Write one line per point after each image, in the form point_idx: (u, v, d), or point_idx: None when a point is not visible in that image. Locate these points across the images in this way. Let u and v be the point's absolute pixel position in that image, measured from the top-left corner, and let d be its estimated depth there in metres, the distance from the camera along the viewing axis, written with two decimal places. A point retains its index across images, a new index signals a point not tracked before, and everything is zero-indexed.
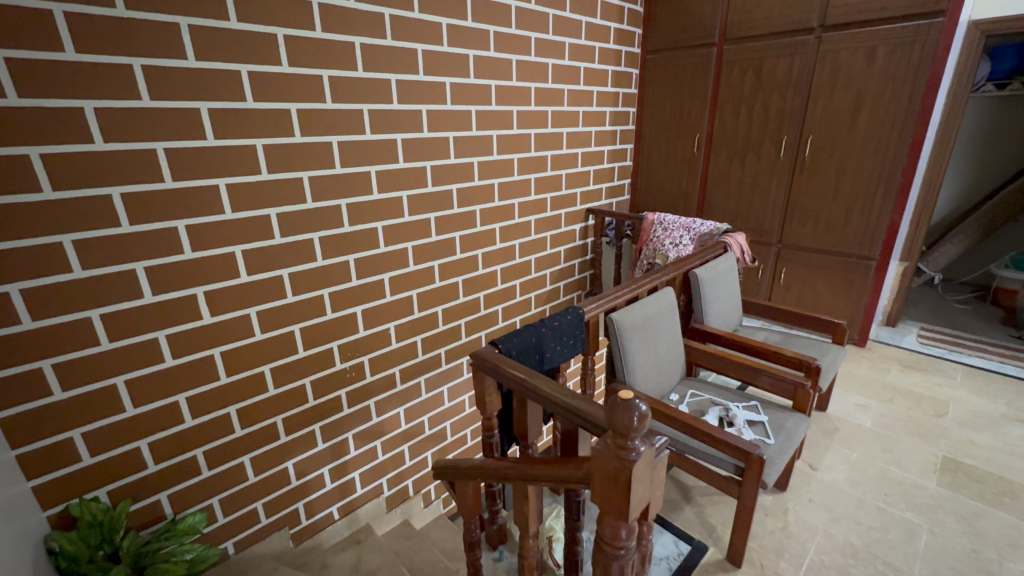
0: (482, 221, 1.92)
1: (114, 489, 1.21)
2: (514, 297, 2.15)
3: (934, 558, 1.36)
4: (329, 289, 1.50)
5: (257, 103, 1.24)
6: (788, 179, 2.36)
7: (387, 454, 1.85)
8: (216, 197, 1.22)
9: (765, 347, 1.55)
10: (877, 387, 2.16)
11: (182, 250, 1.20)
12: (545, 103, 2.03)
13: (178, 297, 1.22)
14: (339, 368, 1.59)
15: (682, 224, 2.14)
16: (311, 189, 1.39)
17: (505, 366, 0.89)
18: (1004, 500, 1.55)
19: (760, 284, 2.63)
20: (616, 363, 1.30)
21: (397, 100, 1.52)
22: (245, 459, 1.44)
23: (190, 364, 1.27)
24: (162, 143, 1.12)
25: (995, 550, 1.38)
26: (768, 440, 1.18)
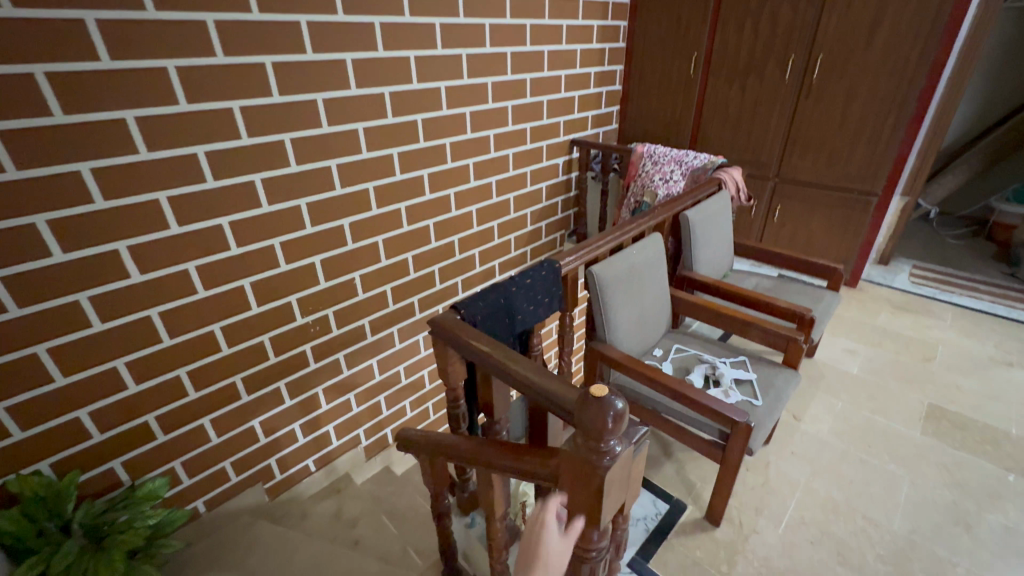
0: (453, 157, 1.71)
1: (58, 461, 1.13)
2: (492, 240, 1.99)
3: (913, 511, 1.38)
4: (281, 238, 1.34)
5: (160, 13, 1.00)
6: (792, 105, 2.15)
7: (362, 406, 1.79)
8: (125, 133, 1.02)
9: (756, 296, 1.47)
10: (866, 331, 2.13)
11: (92, 199, 1.02)
12: (524, 15, 1.75)
13: (97, 254, 1.06)
14: (301, 323, 1.48)
15: (673, 157, 1.98)
16: (245, 123, 1.18)
17: (470, 339, 0.78)
18: (986, 449, 1.57)
19: (752, 222, 2.49)
20: (596, 319, 1.20)
21: (343, 11, 1.27)
22: (205, 421, 1.36)
23: (125, 327, 1.14)
24: (40, 65, 0.90)
25: (974, 501, 1.41)
26: (756, 401, 1.12)
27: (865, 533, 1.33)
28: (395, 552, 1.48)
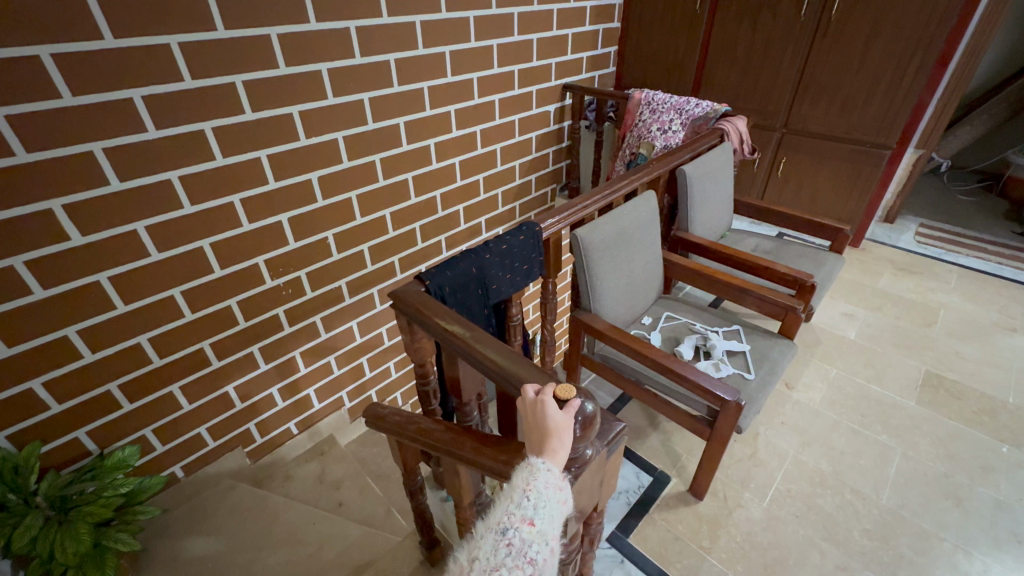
0: (433, 103, 1.56)
1: (15, 433, 1.08)
2: (477, 195, 1.87)
3: (903, 484, 1.37)
4: (242, 194, 1.23)
5: None
6: (806, 47, 1.97)
7: (344, 368, 1.74)
8: (42, 73, 0.89)
9: (756, 262, 1.38)
10: (866, 293, 2.06)
11: (12, 151, 0.90)
12: None
13: (27, 214, 0.95)
14: (272, 286, 1.39)
15: (673, 105, 1.82)
16: (186, 62, 1.04)
17: (437, 318, 0.71)
18: (983, 420, 1.54)
19: (755, 177, 2.36)
20: (581, 287, 1.13)
21: None
22: (174, 388, 1.30)
23: (72, 294, 1.05)
24: None
25: (966, 473, 1.40)
26: (749, 376, 1.07)
27: (852, 506, 1.32)
28: (381, 518, 1.48)
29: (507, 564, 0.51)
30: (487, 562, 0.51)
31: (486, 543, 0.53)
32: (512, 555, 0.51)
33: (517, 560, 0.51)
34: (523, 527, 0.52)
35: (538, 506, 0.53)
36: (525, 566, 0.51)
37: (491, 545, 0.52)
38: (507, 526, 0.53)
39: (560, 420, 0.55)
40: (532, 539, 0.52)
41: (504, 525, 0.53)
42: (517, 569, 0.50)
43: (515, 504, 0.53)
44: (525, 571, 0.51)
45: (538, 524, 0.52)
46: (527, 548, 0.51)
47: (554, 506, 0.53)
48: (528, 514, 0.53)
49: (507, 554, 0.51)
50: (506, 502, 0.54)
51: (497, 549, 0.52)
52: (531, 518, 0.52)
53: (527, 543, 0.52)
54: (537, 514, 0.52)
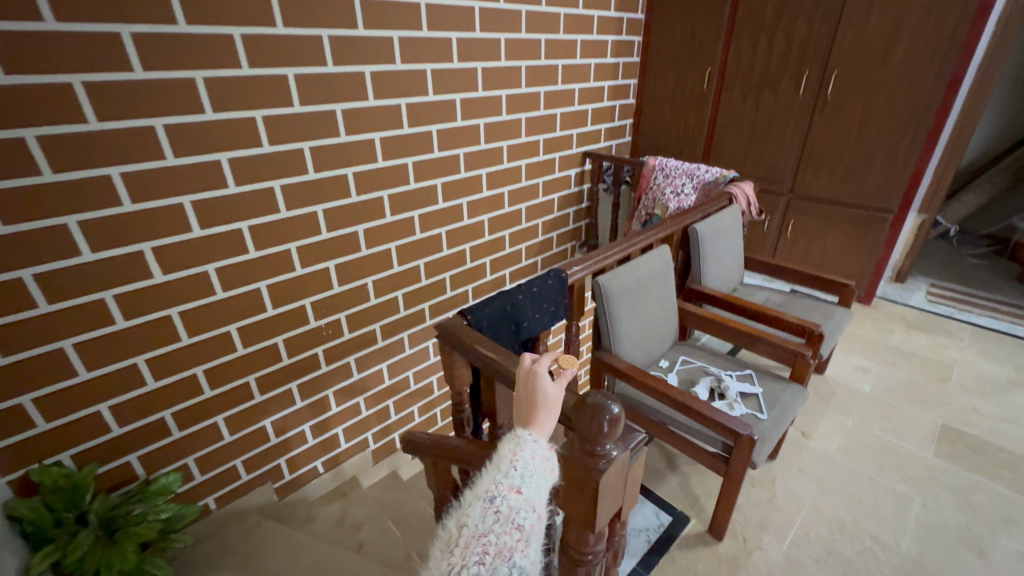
0: (467, 167, 1.76)
1: (78, 453, 1.17)
2: (504, 249, 2.03)
3: (924, 534, 1.35)
4: (297, 243, 1.39)
5: (192, 27, 1.05)
6: (806, 121, 2.14)
7: (371, 410, 1.81)
8: (154, 141, 1.07)
9: (765, 311, 1.47)
10: (880, 349, 2.09)
11: (120, 202, 1.07)
12: (539, 30, 1.79)
13: (123, 254, 1.10)
14: (314, 326, 1.51)
15: (685, 170, 1.98)
16: (266, 131, 1.23)
17: (475, 345, 0.81)
18: (1003, 474, 1.52)
19: (766, 237, 2.47)
20: (602, 331, 1.22)
21: (364, 25, 1.32)
22: (219, 419, 1.40)
23: (146, 326, 1.19)
24: (79, 76, 0.96)
25: (987, 525, 1.37)
26: (761, 415, 1.12)
27: (872, 553, 1.30)
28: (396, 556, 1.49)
29: (495, 529, 0.54)
30: (476, 527, 0.54)
31: (476, 509, 0.56)
32: (500, 520, 0.54)
33: (505, 526, 0.54)
34: (511, 495, 0.56)
35: (524, 476, 0.58)
36: (513, 531, 0.54)
37: (480, 511, 0.56)
38: (496, 494, 0.56)
39: (550, 396, 0.65)
40: (519, 505, 0.56)
41: (493, 493, 0.57)
42: (506, 533, 0.54)
43: (503, 474, 0.58)
44: (512, 535, 0.54)
45: (525, 492, 0.57)
46: (515, 514, 0.55)
47: (537, 476, 0.59)
48: (515, 482, 0.57)
49: (496, 520, 0.55)
50: (493, 473, 0.59)
51: (486, 515, 0.55)
52: (518, 486, 0.57)
53: (514, 510, 0.56)
54: (524, 482, 0.58)
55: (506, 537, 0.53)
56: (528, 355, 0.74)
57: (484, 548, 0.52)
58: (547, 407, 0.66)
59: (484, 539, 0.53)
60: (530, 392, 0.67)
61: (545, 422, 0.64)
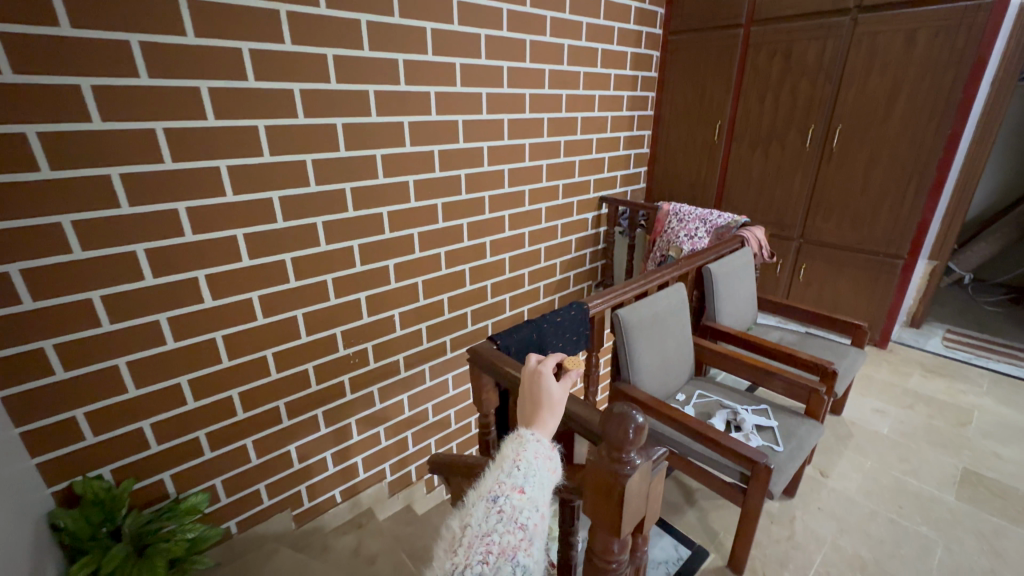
0: (491, 209, 1.89)
1: (118, 468, 1.23)
2: (522, 286, 2.13)
3: None
4: (333, 274, 1.49)
5: (260, 82, 1.21)
6: (814, 170, 2.22)
7: (391, 440, 1.85)
8: (217, 180, 1.20)
9: (779, 348, 1.53)
10: (897, 393, 2.09)
11: (183, 232, 1.18)
12: (560, 86, 1.96)
13: (179, 280, 1.21)
14: (342, 354, 1.59)
15: (698, 216, 2.08)
16: (314, 172, 1.36)
17: (504, 365, 0.88)
18: None
19: (779, 279, 2.51)
20: (621, 363, 1.28)
21: (405, 82, 1.48)
22: (248, 441, 1.45)
23: (192, 347, 1.27)
24: (161, 123, 1.09)
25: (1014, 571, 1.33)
26: (778, 447, 1.18)
27: None
28: None
29: (498, 529, 0.59)
30: (480, 526, 0.59)
31: (480, 510, 0.61)
32: (503, 520, 0.60)
33: (508, 525, 0.59)
34: (513, 495, 0.62)
35: (527, 475, 0.64)
36: (515, 529, 0.59)
37: (484, 511, 0.61)
38: (499, 494, 0.62)
39: (554, 397, 0.75)
40: (522, 504, 0.62)
41: (496, 493, 0.62)
42: (509, 532, 0.59)
43: (506, 474, 0.64)
44: (515, 534, 0.59)
45: (526, 492, 0.62)
46: (517, 513, 0.60)
47: (538, 476, 0.65)
48: (517, 483, 0.63)
49: (499, 519, 0.60)
50: (497, 474, 0.65)
51: (489, 515, 0.60)
52: (521, 486, 0.63)
53: (516, 509, 0.61)
54: (526, 482, 0.63)
55: (509, 536, 0.58)
56: (535, 357, 0.84)
57: (487, 547, 0.57)
58: (550, 408, 0.74)
59: (487, 539, 0.58)
60: (536, 392, 0.76)
61: (548, 422, 0.72)
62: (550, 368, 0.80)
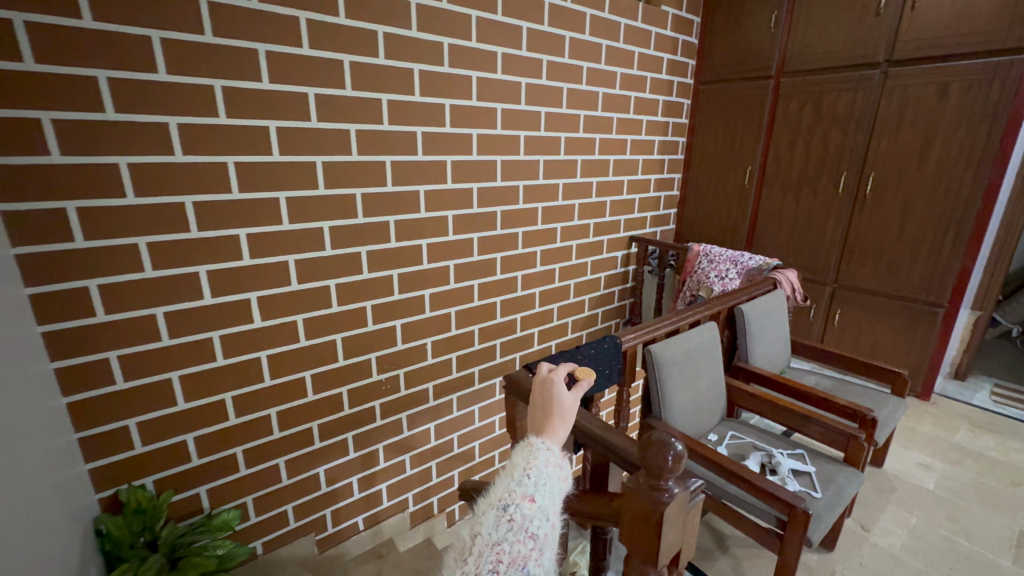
0: (524, 244, 1.96)
1: (160, 478, 1.28)
2: (551, 321, 2.17)
3: None
4: (372, 301, 1.56)
5: (321, 123, 1.32)
6: (847, 216, 2.20)
7: (415, 469, 1.85)
8: (276, 209, 1.30)
9: (815, 393, 1.55)
10: (943, 447, 1.99)
11: (242, 257, 1.28)
12: (594, 131, 2.06)
13: (233, 300, 1.29)
14: (375, 379, 1.64)
15: (729, 257, 2.10)
16: (363, 205, 1.46)
17: None
18: None
19: (812, 324, 2.45)
20: (653, 398, 1.39)
21: (450, 124, 1.60)
22: (280, 460, 1.49)
23: (239, 364, 1.34)
24: (232, 157, 1.21)
25: None
26: (815, 493, 1.24)
27: None
28: None
29: (509, 538, 0.61)
30: (491, 535, 0.62)
31: (491, 518, 0.63)
32: (514, 529, 0.62)
33: (518, 534, 0.61)
34: (524, 504, 0.64)
35: (537, 484, 0.66)
36: (525, 539, 0.61)
37: (494, 519, 0.63)
38: (510, 502, 0.64)
39: (566, 405, 0.77)
40: (533, 513, 0.64)
41: (507, 501, 0.64)
42: (519, 542, 0.61)
43: (517, 483, 0.66)
44: (525, 543, 0.61)
45: (537, 501, 0.65)
46: (527, 523, 0.63)
47: (548, 485, 0.67)
48: (527, 492, 0.65)
49: (509, 528, 0.62)
50: (508, 482, 0.67)
51: (500, 524, 0.62)
52: (531, 495, 0.65)
53: (527, 518, 0.63)
54: (537, 491, 0.66)
55: (519, 545, 0.61)
56: (546, 366, 0.86)
57: (497, 556, 0.59)
58: (561, 416, 0.76)
59: (497, 548, 0.60)
60: (548, 399, 0.78)
61: (559, 430, 0.74)
62: (562, 377, 0.82)
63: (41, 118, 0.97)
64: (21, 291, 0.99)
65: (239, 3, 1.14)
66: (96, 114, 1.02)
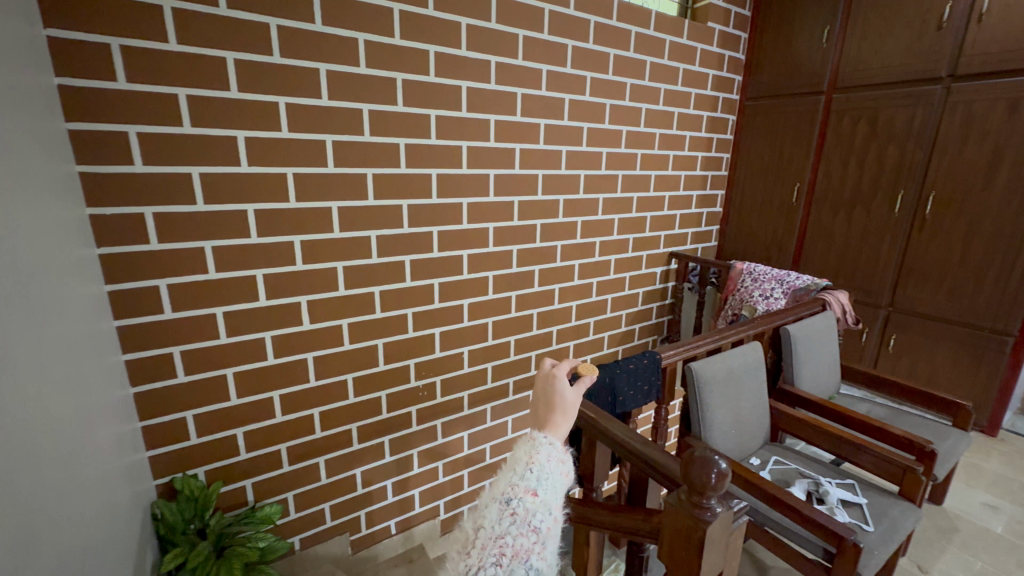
0: (563, 257, 1.97)
1: (211, 469, 1.35)
2: (587, 334, 2.16)
3: None
4: (413, 309, 1.61)
5: (373, 137, 1.39)
6: (904, 236, 2.03)
7: (447, 477, 1.87)
8: (328, 218, 1.37)
9: (867, 421, 1.48)
10: (1012, 489, 1.84)
11: (295, 262, 1.35)
12: (636, 146, 2.06)
13: (286, 303, 1.36)
14: (413, 385, 1.68)
15: (774, 276, 2.05)
16: (409, 216, 1.52)
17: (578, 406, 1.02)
18: None
19: (864, 348, 2.26)
20: (694, 418, 1.37)
21: (494, 139, 1.64)
22: (320, 460, 1.54)
23: (288, 364, 1.40)
24: (292, 169, 1.29)
25: None
26: (867, 526, 1.20)
27: None
28: None
29: (512, 531, 0.64)
30: (494, 528, 0.64)
31: (495, 512, 0.66)
32: (517, 523, 0.64)
33: (521, 528, 0.64)
34: (528, 498, 0.67)
35: (540, 479, 0.69)
36: (528, 532, 0.64)
37: (498, 513, 0.66)
38: (513, 496, 0.67)
39: (567, 400, 0.79)
40: (535, 506, 0.67)
41: (510, 495, 0.67)
42: (522, 535, 0.64)
43: (520, 478, 0.69)
44: (528, 537, 0.64)
45: (540, 495, 0.67)
46: (529, 517, 0.65)
47: (550, 480, 0.70)
48: (530, 486, 0.68)
49: (512, 522, 0.65)
50: (511, 476, 0.69)
51: (503, 518, 0.65)
52: (535, 490, 0.68)
53: (529, 512, 0.66)
54: (540, 485, 0.68)
55: (522, 538, 0.64)
56: (549, 360, 0.87)
57: (501, 549, 0.62)
58: (563, 411, 0.78)
59: (501, 541, 0.63)
60: (550, 394, 0.80)
61: (560, 425, 0.76)
62: (565, 371, 0.84)
63: (128, 131, 1.07)
64: (103, 289, 1.08)
65: (305, 27, 1.23)
66: (175, 129, 1.12)
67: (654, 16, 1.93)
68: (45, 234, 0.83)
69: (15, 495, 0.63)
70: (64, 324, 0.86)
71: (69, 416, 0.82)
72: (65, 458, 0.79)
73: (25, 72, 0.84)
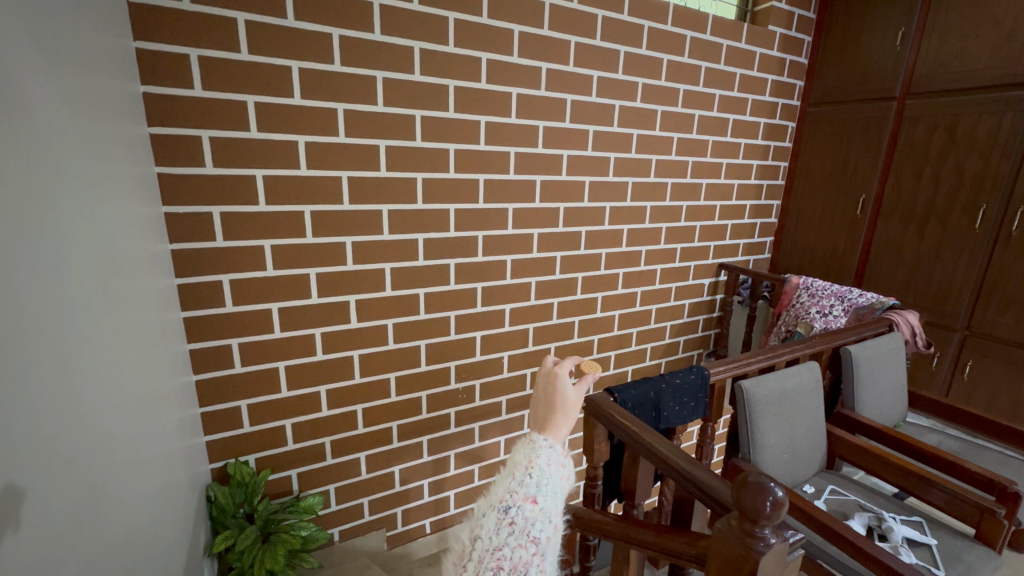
0: (607, 265, 1.93)
1: (261, 457, 1.41)
2: (629, 345, 2.11)
3: None
4: (456, 312, 1.63)
5: (424, 142, 1.42)
6: (986, 253, 1.84)
7: (483, 480, 1.87)
8: (378, 221, 1.41)
9: (940, 455, 1.36)
10: None
11: (345, 262, 1.39)
12: (688, 153, 2.00)
13: (337, 301, 1.41)
14: (453, 387, 1.69)
15: (834, 292, 1.93)
16: (456, 220, 1.54)
17: (619, 418, 1.00)
18: None
19: (934, 375, 2.09)
20: (743, 438, 1.32)
21: (542, 144, 1.64)
22: (361, 455, 1.58)
23: (335, 361, 1.45)
24: (347, 173, 1.33)
25: None
26: (936, 571, 1.11)
27: None
28: None
29: (510, 542, 0.63)
30: (492, 539, 0.63)
31: (493, 522, 0.65)
32: (516, 535, 0.63)
33: (519, 539, 0.63)
34: (527, 507, 0.66)
35: (539, 486, 0.68)
36: (527, 543, 0.63)
37: (495, 522, 0.65)
38: (511, 504, 0.66)
39: (569, 399, 0.78)
40: (534, 515, 0.66)
41: (508, 504, 0.66)
42: (521, 547, 0.63)
43: (518, 484, 0.68)
44: (527, 548, 0.63)
45: (540, 503, 0.67)
46: (528, 526, 0.65)
47: (549, 485, 0.69)
48: (529, 493, 0.67)
49: (510, 533, 0.64)
50: (510, 484, 0.69)
51: (501, 529, 0.64)
52: (534, 498, 0.67)
53: (528, 521, 0.65)
54: (540, 494, 0.67)
55: (520, 550, 0.62)
56: (550, 357, 0.86)
57: (498, 562, 0.61)
58: (564, 411, 0.78)
59: (498, 554, 0.62)
60: (551, 394, 0.79)
61: (561, 426, 0.76)
62: (567, 370, 0.82)
63: (201, 136, 1.14)
64: (172, 281, 1.15)
65: (364, 36, 1.27)
66: (242, 133, 1.19)
67: (711, 20, 1.88)
68: (125, 230, 0.89)
69: (87, 470, 0.67)
70: (138, 313, 0.92)
71: (139, 401, 0.88)
72: (132, 439, 0.84)
73: (116, 82, 0.91)
